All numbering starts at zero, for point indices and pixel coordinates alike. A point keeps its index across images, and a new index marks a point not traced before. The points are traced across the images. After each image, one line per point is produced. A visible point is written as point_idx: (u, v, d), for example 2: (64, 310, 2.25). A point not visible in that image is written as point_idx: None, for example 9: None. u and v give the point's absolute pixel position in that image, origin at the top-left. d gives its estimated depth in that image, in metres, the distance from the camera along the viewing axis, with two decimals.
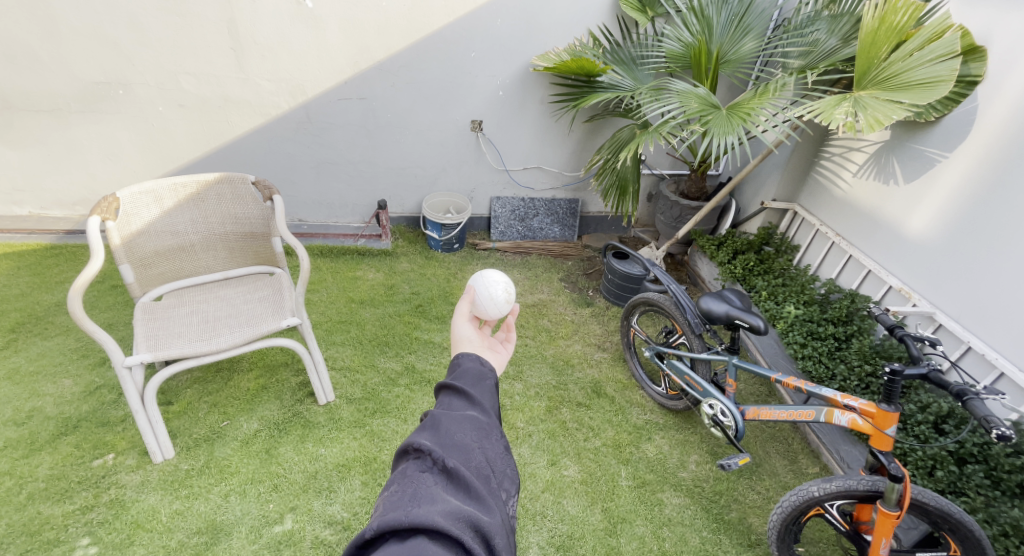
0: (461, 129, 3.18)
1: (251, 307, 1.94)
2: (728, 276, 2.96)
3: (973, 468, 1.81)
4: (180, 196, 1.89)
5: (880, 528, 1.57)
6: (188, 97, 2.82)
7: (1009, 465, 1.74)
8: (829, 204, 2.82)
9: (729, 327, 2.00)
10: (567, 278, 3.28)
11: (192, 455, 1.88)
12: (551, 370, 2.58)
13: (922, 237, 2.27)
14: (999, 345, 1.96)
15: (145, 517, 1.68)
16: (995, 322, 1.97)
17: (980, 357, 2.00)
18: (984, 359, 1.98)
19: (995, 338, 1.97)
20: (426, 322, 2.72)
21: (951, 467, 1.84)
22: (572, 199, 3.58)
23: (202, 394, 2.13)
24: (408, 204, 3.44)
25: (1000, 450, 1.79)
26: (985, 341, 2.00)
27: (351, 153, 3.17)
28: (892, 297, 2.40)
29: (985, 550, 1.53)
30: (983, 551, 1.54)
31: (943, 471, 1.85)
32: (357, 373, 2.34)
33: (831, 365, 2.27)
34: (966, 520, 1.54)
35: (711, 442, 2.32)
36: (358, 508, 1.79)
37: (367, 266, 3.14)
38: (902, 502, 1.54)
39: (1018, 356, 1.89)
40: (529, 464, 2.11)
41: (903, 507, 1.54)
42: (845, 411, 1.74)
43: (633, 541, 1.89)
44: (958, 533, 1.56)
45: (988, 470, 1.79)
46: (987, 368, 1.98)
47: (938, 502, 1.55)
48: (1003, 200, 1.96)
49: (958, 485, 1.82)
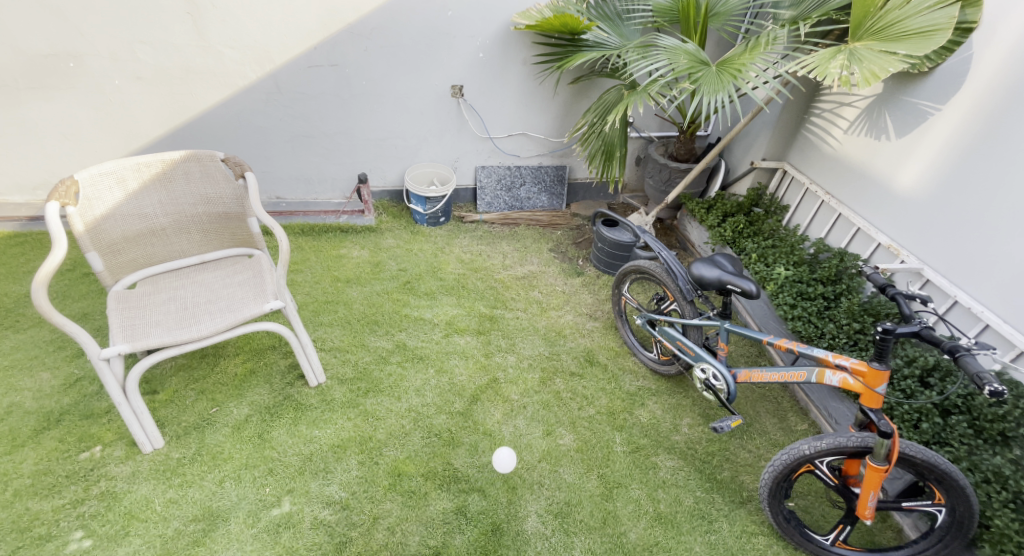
0: (441, 95, 3.05)
1: (232, 291, 1.87)
2: (718, 239, 2.95)
3: (957, 419, 1.85)
4: (144, 177, 1.79)
5: (868, 482, 1.63)
6: (146, 68, 2.65)
7: (992, 414, 1.78)
8: (819, 161, 2.79)
9: (721, 292, 1.98)
10: (557, 248, 3.24)
11: (183, 444, 1.85)
12: (544, 341, 2.56)
13: (911, 193, 2.26)
14: (984, 298, 1.98)
15: (139, 507, 1.66)
16: (980, 276, 1.99)
17: (966, 311, 2.03)
18: (969, 312, 2.01)
19: (980, 291, 1.99)
20: (415, 299, 2.68)
21: (935, 418, 1.89)
22: (560, 165, 3.50)
23: (188, 381, 2.08)
24: (390, 176, 3.33)
25: (983, 401, 1.83)
26: (971, 294, 2.02)
27: (326, 125, 3.04)
28: (880, 255, 2.42)
29: (969, 497, 1.57)
30: (967, 498, 1.58)
31: (928, 423, 1.89)
32: (348, 353, 2.31)
33: (821, 325, 2.30)
34: (952, 470, 1.57)
35: (704, 405, 2.35)
36: (356, 487, 1.82)
37: (351, 243, 3.07)
38: (890, 457, 1.57)
39: (1004, 308, 1.91)
40: (524, 435, 2.11)
41: (891, 462, 1.57)
42: (837, 371, 1.75)
43: (629, 504, 1.92)
44: (944, 482, 1.60)
45: (971, 420, 1.84)
46: (973, 320, 2.01)
47: (925, 454, 1.58)
48: (993, 152, 1.94)
49: (942, 435, 1.87)
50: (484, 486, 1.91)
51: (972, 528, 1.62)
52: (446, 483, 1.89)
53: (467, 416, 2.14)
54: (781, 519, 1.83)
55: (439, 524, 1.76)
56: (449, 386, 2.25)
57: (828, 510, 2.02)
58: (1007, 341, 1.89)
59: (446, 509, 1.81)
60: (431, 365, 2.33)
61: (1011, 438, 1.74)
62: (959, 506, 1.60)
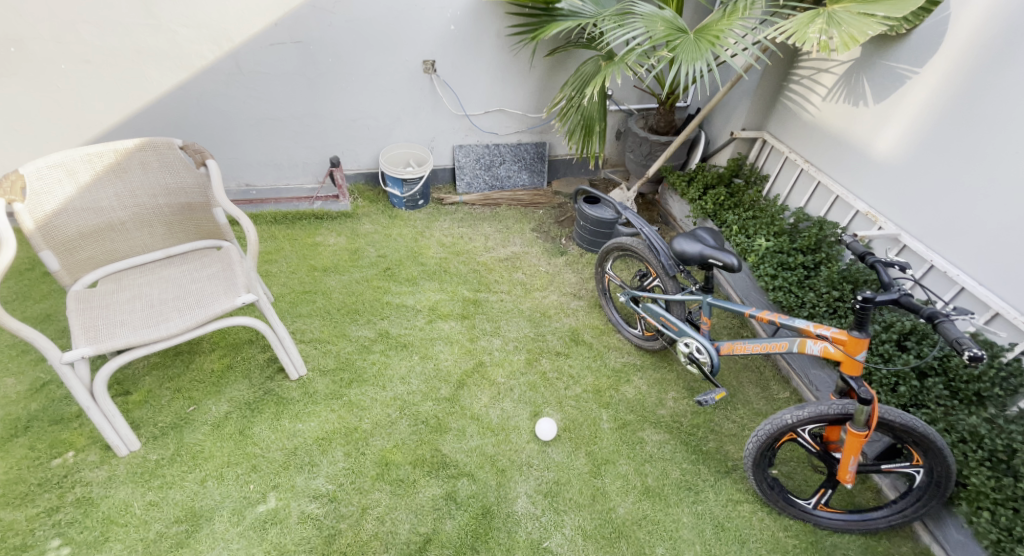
0: (412, 71, 2.94)
1: (200, 286, 1.80)
2: (699, 213, 2.94)
3: (934, 381, 1.88)
4: (98, 168, 1.69)
5: (849, 447, 1.65)
6: (95, 51, 2.49)
7: (968, 375, 1.82)
8: (797, 130, 2.77)
9: (704, 266, 1.96)
10: (539, 228, 3.19)
11: (160, 445, 1.80)
12: (529, 322, 2.53)
13: (890, 158, 2.25)
14: (960, 262, 2.00)
15: (118, 512, 1.62)
16: (956, 239, 2.00)
17: (942, 274, 2.05)
18: (946, 276, 2.03)
19: (956, 255, 2.00)
20: (396, 285, 2.63)
21: (913, 381, 1.92)
22: (538, 142, 3.43)
23: (162, 380, 2.02)
24: (364, 159, 3.23)
25: (959, 362, 1.86)
26: (948, 258, 2.04)
27: (293, 107, 2.91)
28: (859, 222, 2.42)
29: (946, 457, 1.60)
30: (944, 459, 1.60)
31: (906, 386, 1.92)
32: (328, 343, 2.26)
33: (801, 294, 2.30)
34: (929, 433, 1.60)
35: (688, 379, 2.36)
36: (343, 479, 1.80)
37: (327, 230, 2.98)
38: (870, 422, 1.59)
39: (979, 270, 1.93)
40: (512, 417, 2.10)
41: (871, 427, 1.59)
42: (818, 340, 1.75)
43: (617, 480, 1.93)
44: (922, 445, 1.62)
45: (947, 382, 1.87)
46: (949, 284, 2.03)
47: (904, 418, 1.60)
48: (969, 114, 1.93)
49: (919, 398, 1.90)
50: (473, 470, 1.89)
51: (950, 487, 1.64)
52: (435, 469, 1.87)
53: (454, 401, 2.11)
54: (765, 487, 1.85)
55: (429, 510, 1.75)
56: (435, 372, 2.22)
57: (810, 474, 2.05)
58: (982, 303, 1.91)
59: (435, 495, 1.80)
60: (415, 352, 2.29)
61: (986, 399, 1.79)
62: (937, 467, 1.63)
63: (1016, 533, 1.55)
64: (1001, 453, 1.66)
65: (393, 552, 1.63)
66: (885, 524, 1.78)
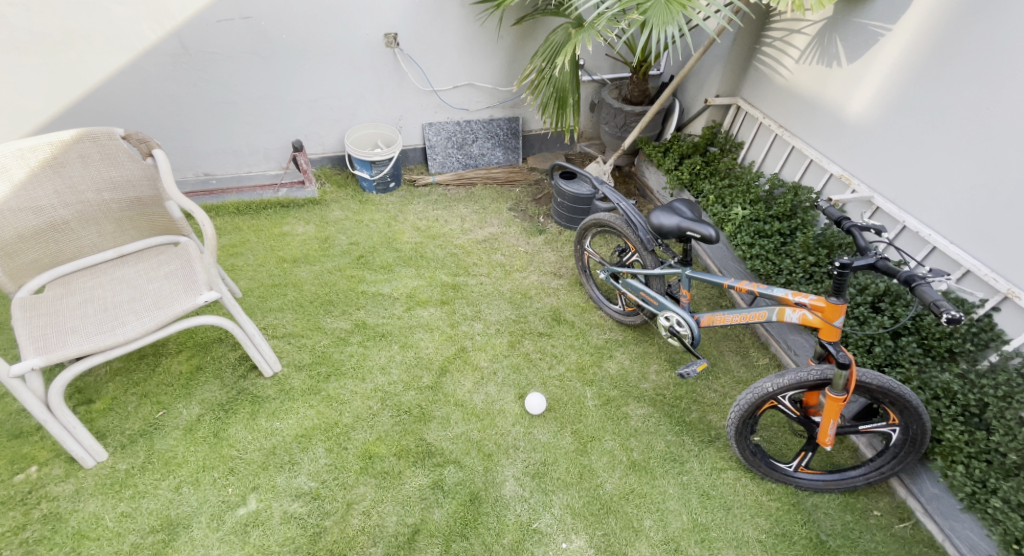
0: (373, 46, 2.80)
1: (158, 285, 1.70)
2: (676, 183, 2.92)
3: (908, 340, 1.89)
4: (32, 164, 1.56)
5: (829, 412, 1.65)
6: (22, 35, 2.28)
7: (940, 333, 1.82)
8: (771, 94, 2.72)
9: (681, 239, 1.93)
10: (517, 206, 3.12)
11: (130, 453, 1.73)
12: (509, 304, 2.49)
13: (863, 120, 2.23)
14: (931, 221, 2.00)
15: (89, 526, 1.55)
16: (927, 199, 2.00)
17: (914, 235, 2.05)
18: (918, 236, 2.03)
19: (927, 215, 2.00)
20: (371, 274, 2.55)
21: (887, 341, 1.92)
22: (511, 117, 3.33)
23: (127, 386, 1.93)
24: (329, 141, 3.09)
25: (931, 321, 1.86)
26: (919, 219, 2.04)
27: (248, 89, 2.75)
28: (833, 185, 2.41)
29: (921, 415, 1.63)
30: (919, 417, 1.63)
31: (881, 346, 1.93)
32: (303, 338, 2.18)
33: (778, 261, 2.30)
34: (905, 393, 1.61)
35: (670, 351, 2.36)
36: (326, 475, 1.75)
37: (295, 218, 2.86)
38: (848, 386, 1.60)
39: (949, 229, 1.93)
40: (497, 401, 2.07)
41: (849, 391, 1.60)
42: (796, 308, 1.75)
43: (603, 456, 1.93)
44: (898, 404, 1.65)
45: (920, 339, 1.88)
46: (920, 244, 2.03)
47: (881, 380, 1.61)
48: (940, 70, 1.90)
49: (893, 357, 1.91)
50: (459, 457, 1.87)
51: (925, 443, 1.69)
52: (420, 459, 1.84)
53: (437, 389, 2.07)
54: (748, 454, 1.86)
55: (416, 501, 1.72)
56: (415, 360, 2.17)
57: (791, 438, 2.08)
58: (952, 261, 1.93)
59: (422, 485, 1.77)
60: (394, 341, 2.23)
61: (958, 354, 1.80)
62: (912, 424, 1.66)
63: (990, 485, 1.60)
64: (974, 408, 1.69)
65: (381, 545, 1.61)
66: (863, 481, 1.82)
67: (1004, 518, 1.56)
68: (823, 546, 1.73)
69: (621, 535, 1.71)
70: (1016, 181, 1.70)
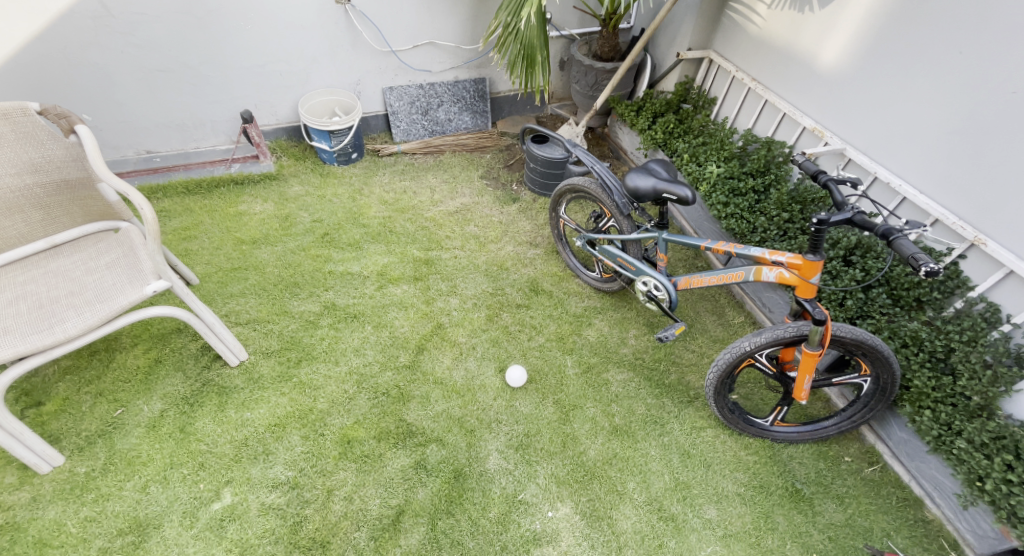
0: (321, 4, 2.58)
1: (100, 277, 1.57)
2: (650, 143, 2.84)
3: (878, 291, 1.89)
4: None
5: (805, 367, 1.65)
6: None
7: (909, 282, 1.83)
8: (743, 44, 2.63)
9: (657, 201, 1.87)
10: (488, 174, 3.01)
11: (89, 456, 1.63)
12: (486, 277, 2.41)
13: (835, 69, 2.17)
14: (901, 172, 1.98)
15: (51, 533, 1.47)
16: (899, 149, 1.97)
17: (886, 186, 2.03)
18: (889, 187, 2.01)
19: (899, 165, 1.98)
20: (338, 252, 2.43)
21: (858, 294, 1.92)
22: (477, 78, 3.17)
23: (79, 385, 1.81)
24: (282, 111, 2.90)
25: (901, 271, 1.86)
26: (891, 169, 2.01)
27: (186, 55, 2.52)
28: (806, 139, 2.37)
29: (892, 364, 1.64)
30: (890, 365, 1.65)
31: (852, 300, 1.92)
32: (269, 323, 2.08)
33: (752, 219, 2.27)
34: (877, 343, 1.62)
35: (648, 315, 2.34)
36: (303, 463, 1.70)
37: (251, 195, 2.70)
38: (824, 340, 1.60)
39: (920, 179, 1.91)
40: (478, 376, 2.02)
41: (824, 345, 1.60)
42: (773, 267, 1.71)
43: (586, 424, 1.92)
44: (870, 355, 1.65)
45: (890, 290, 1.88)
46: (892, 194, 2.02)
47: (855, 333, 1.60)
48: (914, 13, 1.84)
49: (864, 309, 1.91)
50: (441, 435, 1.83)
51: (895, 391, 1.72)
52: (401, 440, 1.80)
53: (414, 367, 2.02)
54: (726, 412, 1.87)
55: (399, 482, 1.69)
56: (391, 340, 2.10)
57: (767, 393, 2.11)
58: (922, 211, 1.92)
59: (405, 466, 1.73)
60: (368, 321, 2.15)
61: (925, 303, 1.82)
62: (883, 374, 1.69)
63: (955, 427, 1.65)
64: (940, 353, 1.72)
65: (366, 529, 1.58)
66: (836, 431, 1.86)
67: (968, 458, 1.60)
68: (799, 495, 1.78)
69: (605, 500, 1.72)
70: (987, 126, 1.68)
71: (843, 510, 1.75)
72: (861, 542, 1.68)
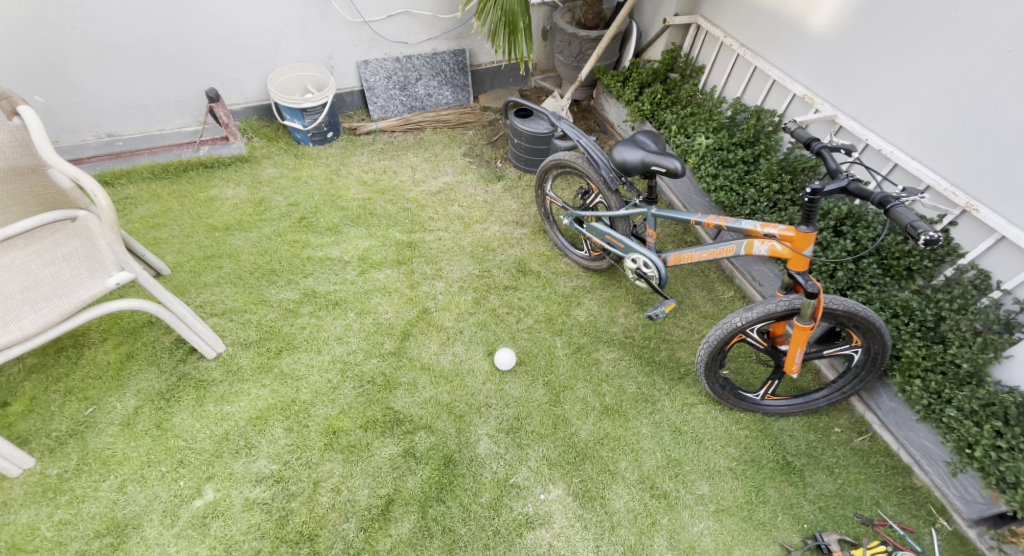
0: None
1: (58, 270, 1.49)
2: (637, 114, 2.75)
3: (868, 261, 1.85)
4: None
5: (797, 340, 1.62)
6: None
7: (900, 251, 1.79)
8: (731, 8, 2.53)
9: (645, 175, 1.80)
10: (471, 151, 2.92)
11: (60, 457, 1.58)
12: (472, 259, 2.35)
13: (827, 33, 2.08)
14: (893, 137, 1.92)
15: (24, 537, 1.42)
16: (891, 114, 1.91)
17: (877, 152, 1.97)
18: (881, 153, 1.95)
19: (891, 131, 1.92)
20: (316, 237, 2.35)
21: (849, 265, 1.88)
22: (456, 50, 3.04)
23: (47, 384, 1.74)
24: (251, 89, 2.77)
25: (892, 240, 1.82)
26: (883, 136, 1.95)
27: (142, 28, 2.37)
28: (795, 107, 2.30)
29: (883, 335, 1.62)
30: (881, 336, 1.62)
31: (843, 271, 1.89)
32: (246, 313, 2.01)
33: (742, 192, 2.21)
34: (869, 314, 1.59)
35: (637, 292, 2.29)
36: (288, 455, 1.65)
37: (223, 179, 2.59)
38: (816, 313, 1.56)
39: (912, 144, 1.86)
40: (466, 360, 1.98)
41: (817, 318, 1.56)
42: (765, 240, 1.66)
43: (576, 405, 1.89)
44: (862, 327, 1.62)
45: (880, 260, 1.85)
46: (883, 160, 1.96)
47: (847, 305, 1.57)
48: None
49: (855, 280, 1.88)
50: (430, 421, 1.79)
51: (885, 362, 1.70)
52: (389, 428, 1.75)
53: (400, 354, 1.96)
54: (717, 388, 1.85)
55: (388, 471, 1.65)
56: (375, 326, 2.04)
57: (757, 368, 2.09)
58: (913, 177, 1.87)
59: (393, 454, 1.69)
60: (350, 308, 2.09)
61: (916, 271, 1.79)
62: (874, 345, 1.66)
63: (945, 396, 1.64)
64: (930, 322, 1.70)
65: (355, 520, 1.54)
66: (826, 403, 1.84)
67: (958, 426, 1.60)
68: (789, 468, 1.77)
69: (597, 480, 1.70)
70: (982, 87, 1.62)
71: (833, 481, 1.75)
72: (851, 512, 1.68)
